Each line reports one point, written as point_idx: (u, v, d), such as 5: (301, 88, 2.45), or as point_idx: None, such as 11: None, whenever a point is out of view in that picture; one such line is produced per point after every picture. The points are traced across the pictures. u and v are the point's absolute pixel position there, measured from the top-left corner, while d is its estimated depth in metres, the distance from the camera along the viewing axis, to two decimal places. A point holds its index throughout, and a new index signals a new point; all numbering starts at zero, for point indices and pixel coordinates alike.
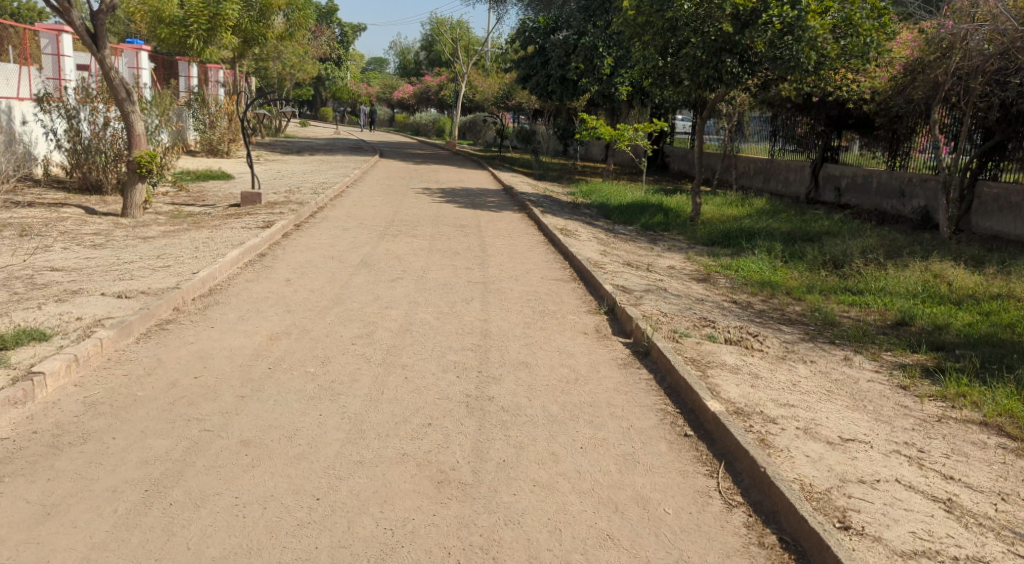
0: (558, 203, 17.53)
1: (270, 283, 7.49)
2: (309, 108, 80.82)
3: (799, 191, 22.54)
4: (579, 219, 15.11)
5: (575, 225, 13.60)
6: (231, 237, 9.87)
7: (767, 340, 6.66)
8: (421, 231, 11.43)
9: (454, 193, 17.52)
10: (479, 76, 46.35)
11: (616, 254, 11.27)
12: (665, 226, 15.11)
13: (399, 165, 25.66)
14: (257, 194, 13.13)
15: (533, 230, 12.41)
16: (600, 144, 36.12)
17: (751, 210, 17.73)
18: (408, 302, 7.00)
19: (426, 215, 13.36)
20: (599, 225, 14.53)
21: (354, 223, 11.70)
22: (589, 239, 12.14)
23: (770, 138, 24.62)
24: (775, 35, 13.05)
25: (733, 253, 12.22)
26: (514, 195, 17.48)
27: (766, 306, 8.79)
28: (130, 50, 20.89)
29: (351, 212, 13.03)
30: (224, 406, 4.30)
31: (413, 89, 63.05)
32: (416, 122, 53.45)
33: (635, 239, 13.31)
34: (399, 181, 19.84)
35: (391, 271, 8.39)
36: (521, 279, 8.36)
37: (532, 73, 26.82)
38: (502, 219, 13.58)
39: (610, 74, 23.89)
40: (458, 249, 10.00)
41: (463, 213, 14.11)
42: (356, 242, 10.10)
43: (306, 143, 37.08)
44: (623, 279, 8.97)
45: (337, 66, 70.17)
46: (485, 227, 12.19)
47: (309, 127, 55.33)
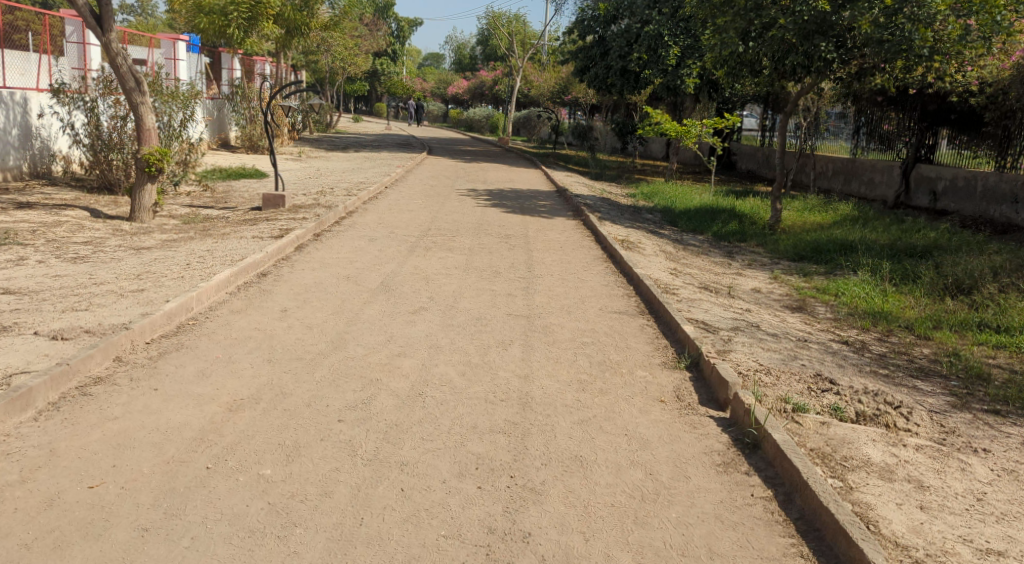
0: (617, 207, 15.84)
1: (260, 315, 6.01)
2: (364, 103, 80.15)
3: (885, 194, 20.33)
4: (642, 226, 13.40)
5: (637, 234, 11.93)
6: (235, 249, 8.44)
7: (913, 412, 4.88)
8: (459, 242, 9.88)
9: (503, 196, 15.95)
10: (536, 70, 44.78)
11: (688, 272, 9.55)
12: (741, 235, 13.29)
13: (448, 163, 24.24)
14: (280, 197, 11.80)
15: (590, 241, 10.77)
16: (661, 141, 34.13)
17: (836, 217, 15.75)
18: (429, 348, 5.46)
19: (468, 222, 11.84)
20: (665, 235, 12.81)
21: (383, 232, 10.24)
22: (654, 253, 10.45)
23: (851, 135, 22.45)
24: (883, 13, 11.26)
25: (827, 271, 10.40)
26: (569, 198, 15.83)
27: (883, 348, 7.01)
28: (167, 40, 19.71)
29: (383, 218, 11.61)
30: (109, 552, 2.78)
31: (468, 84, 61.86)
32: (470, 119, 52.05)
33: (707, 252, 11.55)
34: (444, 180, 18.40)
35: (414, 299, 6.86)
36: (575, 311, 6.71)
37: (590, 65, 25.13)
38: (554, 227, 11.98)
39: (675, 64, 21.97)
40: (499, 267, 8.43)
41: (511, 220, 12.56)
42: (380, 257, 8.61)
43: (355, 138, 35.97)
44: (701, 310, 7.26)
45: (392, 61, 69.23)
46: (534, 238, 10.60)
47: (362, 123, 54.37)
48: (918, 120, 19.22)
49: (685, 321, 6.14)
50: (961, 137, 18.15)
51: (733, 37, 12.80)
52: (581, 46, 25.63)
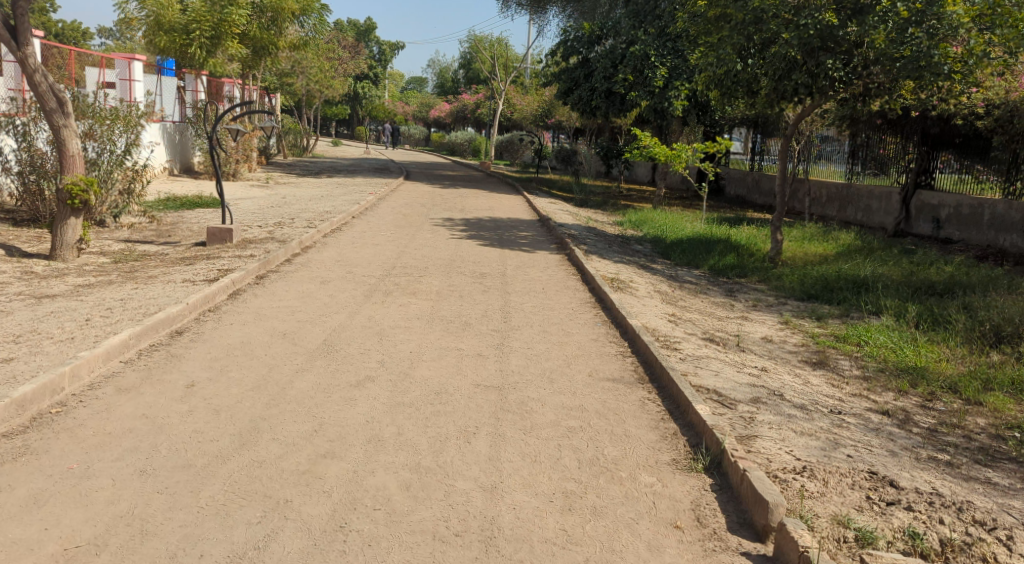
0: (604, 237, 14.68)
1: (157, 394, 4.72)
2: (346, 127, 79.00)
3: (884, 221, 19.35)
4: (632, 260, 12.24)
5: (628, 270, 10.75)
6: (155, 297, 7.13)
7: (1011, 533, 3.64)
8: (425, 283, 8.64)
9: (480, 226, 14.75)
10: (518, 93, 43.94)
11: (687, 317, 8.33)
12: (740, 270, 12.17)
13: (425, 189, 23.05)
14: (226, 230, 10.52)
15: (575, 280, 9.56)
16: (647, 165, 33.18)
17: (839, 249, 14.68)
18: (371, 442, 4.19)
19: (439, 258, 10.61)
20: (657, 270, 11.64)
21: (339, 273, 8.99)
22: (647, 293, 9.26)
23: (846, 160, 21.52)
24: (897, 25, 10.25)
25: (841, 314, 9.26)
26: (552, 227, 14.65)
27: (930, 418, 5.79)
28: (121, 59, 18.48)
29: (342, 254, 10.36)
30: None
31: (450, 108, 61.02)
32: (451, 143, 51.01)
33: (706, 291, 10.38)
34: (418, 208, 17.22)
35: (362, 364, 5.60)
36: (559, 379, 5.46)
37: (572, 87, 24.10)
38: (535, 263, 10.76)
39: (663, 86, 20.93)
40: (469, 317, 7.18)
41: (488, 254, 11.36)
42: (329, 306, 7.34)
43: (331, 163, 34.75)
44: (711, 372, 6.02)
45: (373, 84, 68.19)
46: (513, 277, 9.37)
47: (341, 147, 53.26)
48: (918, 144, 18.26)
49: (697, 396, 4.92)
50: (963, 162, 17.21)
51: (731, 53, 11.71)
52: (562, 67, 24.59)
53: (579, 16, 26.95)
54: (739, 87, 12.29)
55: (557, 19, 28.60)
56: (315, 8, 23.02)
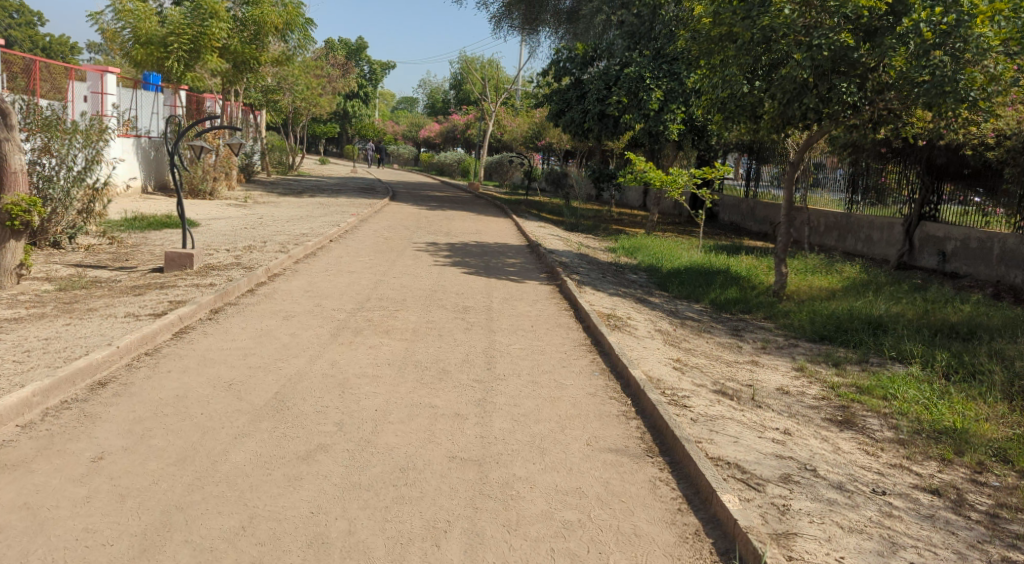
0: (597, 266, 13.83)
1: (52, 474, 3.80)
2: (334, 146, 78.19)
3: (886, 252, 18.65)
4: (628, 292, 11.39)
5: (624, 305, 9.89)
6: (86, 336, 6.20)
7: None
8: (401, 320, 7.74)
9: (466, 252, 13.88)
10: (508, 115, 43.33)
11: (693, 362, 7.46)
12: (743, 305, 11.36)
13: (410, 211, 22.19)
14: (186, 256, 9.60)
15: (567, 316, 8.69)
16: (639, 189, 32.52)
17: (844, 282, 13.90)
18: (313, 548, 3.29)
19: (419, 288, 9.74)
20: (656, 304, 10.80)
21: (305, 307, 8.09)
22: (647, 332, 8.38)
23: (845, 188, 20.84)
24: (918, 47, 9.48)
25: (859, 359, 8.44)
26: (542, 255, 13.80)
27: (986, 498, 4.94)
28: (92, 71, 17.50)
29: (313, 284, 9.47)
30: None
31: (440, 128, 60.44)
32: (440, 163, 50.24)
33: (709, 330, 9.53)
34: (401, 232, 16.34)
35: (317, 426, 4.69)
36: (551, 449, 4.57)
37: (564, 109, 23.38)
38: (523, 295, 9.88)
39: (658, 109, 20.23)
40: (449, 362, 6.28)
41: (474, 285, 10.50)
42: (288, 348, 6.42)
43: (316, 182, 33.87)
44: (729, 438, 5.14)
45: (363, 103, 67.48)
46: (500, 313, 8.50)
47: (328, 165, 52.41)
48: (922, 174, 17.59)
49: (720, 481, 4.05)
50: (970, 193, 16.55)
51: (737, 74, 10.95)
52: (554, 88, 23.88)
53: (572, 37, 26.28)
54: (744, 111, 11.54)
55: (550, 39, 27.96)
56: (299, 23, 22.25)
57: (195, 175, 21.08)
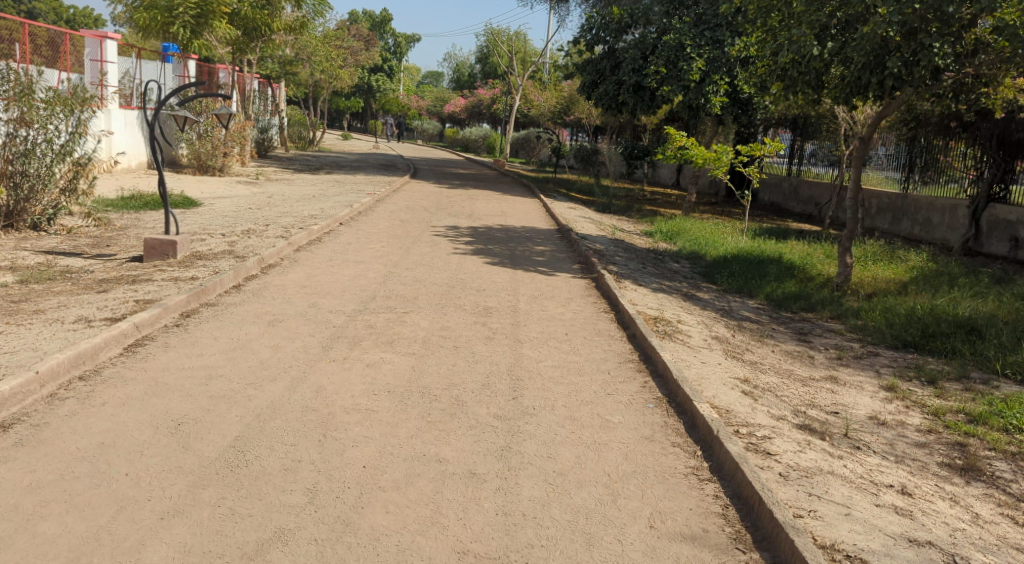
0: (635, 254, 12.47)
1: None
2: (358, 121, 76.92)
3: (948, 237, 17.04)
4: (673, 286, 10.02)
5: (672, 304, 8.54)
6: (13, 349, 4.97)
7: None
8: (410, 327, 6.47)
9: (489, 237, 12.58)
10: (536, 89, 41.82)
11: (762, 381, 6.13)
12: (803, 300, 9.99)
13: (432, 189, 20.89)
14: (170, 243, 8.40)
15: (607, 318, 7.37)
16: (672, 166, 30.95)
17: (912, 273, 12.43)
18: None
19: (434, 282, 8.46)
20: (705, 301, 9.46)
21: (299, 308, 6.86)
22: (700, 340, 7.04)
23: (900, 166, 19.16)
24: None
25: (958, 375, 7.03)
26: (573, 241, 12.46)
27: None
28: (91, 37, 16.22)
29: (313, 277, 8.23)
30: None
31: (464, 103, 59.03)
32: (465, 138, 48.84)
33: (771, 334, 8.16)
34: (420, 213, 15.06)
35: (280, 496, 3.44)
36: (601, 540, 3.27)
37: (597, 80, 21.92)
38: (555, 291, 8.57)
39: (698, 80, 18.68)
40: (465, 388, 5.02)
41: (497, 278, 9.21)
42: (265, 367, 5.17)
43: (335, 158, 32.69)
44: (838, 507, 3.84)
45: (387, 76, 65.99)
46: (527, 315, 7.21)
47: (350, 140, 51.24)
48: (993, 150, 15.91)
49: None
50: None
51: (807, 34, 9.39)
52: (586, 57, 22.39)
53: (604, 4, 24.62)
54: (808, 76, 10.08)
55: (580, 7, 26.36)
56: None
57: (206, 150, 19.97)
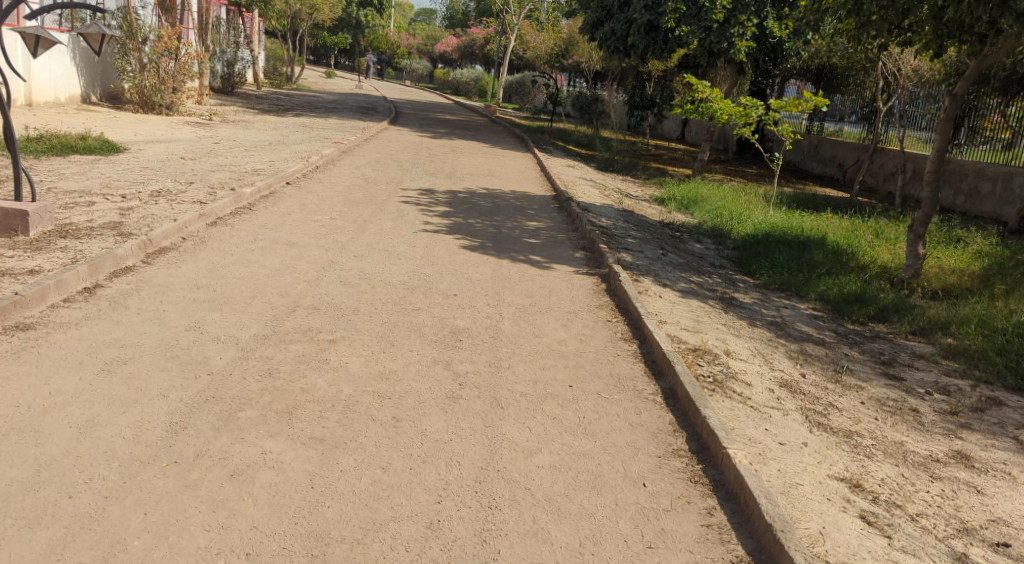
0: (649, 233, 10.18)
1: None
2: (346, 58, 73.07)
3: (998, 211, 14.63)
4: (704, 284, 7.79)
5: (710, 317, 6.29)
6: None
7: None
8: (331, 374, 4.20)
9: (472, 205, 10.25)
10: (532, 30, 39.02)
11: (878, 480, 3.90)
12: (866, 304, 7.80)
13: (411, 137, 18.46)
14: (20, 217, 6.07)
15: (627, 352, 5.10)
16: (679, 118, 28.44)
17: (985, 261, 10.15)
18: None
19: (387, 282, 6.19)
20: (746, 306, 7.24)
21: (171, 330, 4.56)
22: (766, 393, 4.80)
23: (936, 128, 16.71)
24: None
25: None
26: (574, 214, 10.15)
27: None
28: None
29: (216, 272, 5.93)
30: None
31: (457, 42, 55.93)
32: (456, 81, 45.80)
33: (849, 366, 5.93)
34: (392, 170, 12.67)
35: None
36: None
37: (604, 19, 19.38)
38: (552, 296, 6.30)
39: (723, 20, 16.21)
40: (395, 543, 2.80)
41: (475, 270, 6.94)
42: (39, 483, 2.91)
43: (312, 97, 29.96)
44: None
45: (378, 12, 62.05)
46: (513, 349, 4.95)
47: (334, 79, 48.04)
48: None
49: None
50: None
51: None
52: None
53: None
54: (889, 14, 8.20)
55: None
56: None
57: (149, 84, 17.55)
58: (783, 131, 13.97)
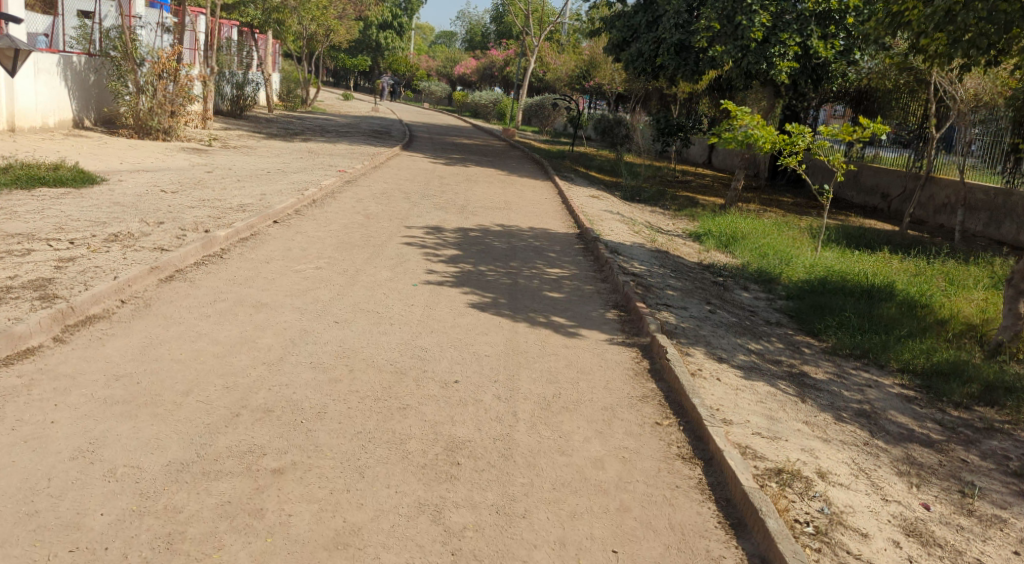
0: (689, 281, 8.81)
1: None
2: (366, 80, 72.44)
3: None
4: (765, 354, 6.37)
5: (787, 412, 4.87)
6: None
7: None
8: (262, 545, 2.86)
9: (484, 247, 8.93)
10: (554, 52, 37.96)
11: None
12: (965, 380, 6.32)
13: (424, 164, 17.23)
14: None
15: (690, 484, 3.71)
16: (706, 143, 27.12)
17: None
18: None
19: (371, 363, 4.85)
20: (823, 385, 5.81)
21: (49, 462, 3.24)
22: (892, 551, 3.39)
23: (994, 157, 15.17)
24: None
25: None
26: (603, 258, 8.78)
27: None
28: None
29: (151, 351, 4.61)
30: None
31: (476, 64, 55.08)
32: (474, 103, 44.80)
33: (975, 482, 4.47)
34: (398, 203, 11.40)
35: None
36: None
37: (630, 38, 18.10)
38: (581, 382, 4.92)
39: (762, 39, 14.93)
40: None
41: (485, 340, 5.58)
42: None
43: (325, 121, 28.92)
44: None
45: (398, 35, 61.13)
46: (530, 478, 3.58)
47: (351, 101, 47.12)
48: None
49: None
50: None
51: None
52: (617, 10, 18.46)
53: None
54: (989, 28, 6.80)
55: None
56: None
57: (147, 107, 16.44)
58: (833, 161, 12.49)
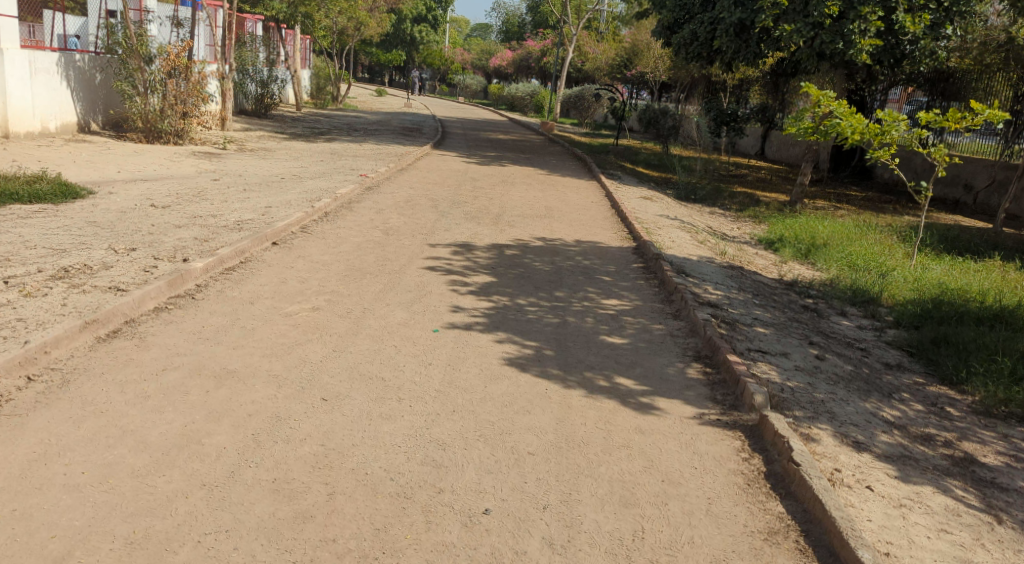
0: (777, 310, 7.15)
1: None
2: (400, 75, 71.07)
3: None
4: (908, 427, 4.72)
5: (987, 551, 3.26)
6: None
7: None
8: None
9: (523, 269, 7.36)
10: (592, 40, 36.18)
11: None
12: None
13: (456, 165, 15.71)
14: None
15: None
16: (759, 131, 25.23)
17: None
18: None
19: (362, 480, 3.33)
20: (1004, 478, 4.16)
21: None
22: None
23: None
24: None
25: None
26: (671, 282, 7.15)
27: None
28: None
29: (38, 471, 3.14)
30: None
31: (512, 56, 53.47)
32: (510, 96, 43.18)
33: None
34: (423, 213, 9.88)
35: None
36: None
37: (683, 20, 16.34)
38: (676, 506, 3.36)
39: (840, 14, 13.14)
40: None
41: (528, 426, 4.03)
42: None
43: (354, 119, 27.52)
44: None
45: (432, 28, 59.69)
46: None
47: (383, 96, 45.67)
48: None
49: None
50: None
51: None
52: None
53: None
54: None
55: None
56: None
57: (156, 108, 15.14)
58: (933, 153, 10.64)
